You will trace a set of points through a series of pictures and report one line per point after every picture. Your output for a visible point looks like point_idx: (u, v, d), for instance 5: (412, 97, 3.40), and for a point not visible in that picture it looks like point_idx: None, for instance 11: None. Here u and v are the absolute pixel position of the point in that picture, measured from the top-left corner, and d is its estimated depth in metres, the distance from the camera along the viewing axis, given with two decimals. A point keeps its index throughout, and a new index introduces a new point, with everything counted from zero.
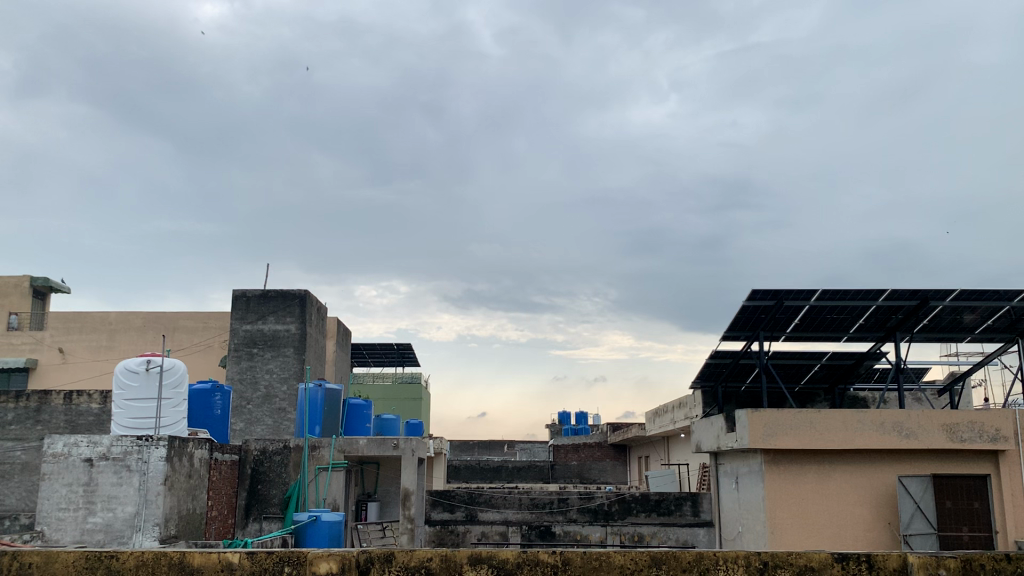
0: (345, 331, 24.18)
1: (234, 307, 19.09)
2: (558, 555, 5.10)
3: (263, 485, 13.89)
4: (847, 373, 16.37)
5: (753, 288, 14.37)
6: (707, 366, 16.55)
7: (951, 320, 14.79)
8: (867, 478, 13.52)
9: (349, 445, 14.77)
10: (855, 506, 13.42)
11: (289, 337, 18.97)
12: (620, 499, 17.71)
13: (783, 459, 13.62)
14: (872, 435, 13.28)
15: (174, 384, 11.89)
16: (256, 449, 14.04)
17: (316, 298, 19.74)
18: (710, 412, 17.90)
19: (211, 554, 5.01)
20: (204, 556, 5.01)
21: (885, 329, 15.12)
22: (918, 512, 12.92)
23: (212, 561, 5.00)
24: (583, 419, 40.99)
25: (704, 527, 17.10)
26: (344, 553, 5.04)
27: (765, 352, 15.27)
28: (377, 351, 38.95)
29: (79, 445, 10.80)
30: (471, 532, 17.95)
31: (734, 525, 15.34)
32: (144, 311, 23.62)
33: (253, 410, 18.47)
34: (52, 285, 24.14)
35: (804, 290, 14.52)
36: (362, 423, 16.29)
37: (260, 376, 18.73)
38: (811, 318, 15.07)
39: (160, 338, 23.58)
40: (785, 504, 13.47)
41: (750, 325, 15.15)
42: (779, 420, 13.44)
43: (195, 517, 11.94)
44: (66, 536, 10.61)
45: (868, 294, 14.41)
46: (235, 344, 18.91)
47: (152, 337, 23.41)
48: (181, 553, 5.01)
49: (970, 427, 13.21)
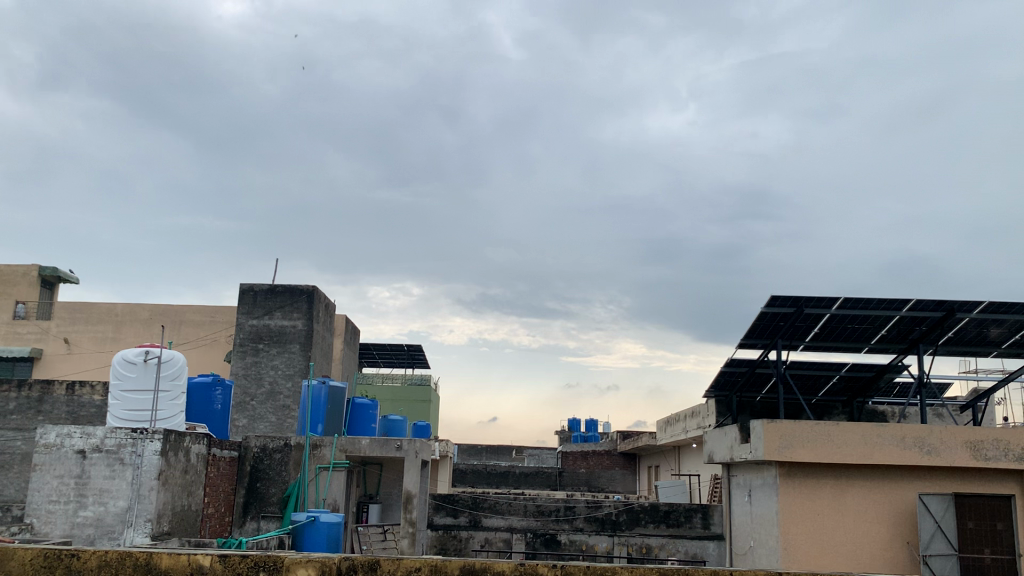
0: (353, 329, 23.86)
1: (241, 301, 18.80)
2: (559, 568, 4.70)
3: (263, 483, 13.56)
4: (866, 386, 15.91)
5: (773, 294, 13.95)
6: (722, 374, 16.13)
7: (976, 333, 14.30)
8: (886, 495, 13.04)
9: (352, 444, 14.29)
10: (873, 523, 12.94)
11: (295, 333, 18.63)
12: (628, 509, 17.33)
13: (799, 472, 13.16)
14: (893, 450, 12.81)
15: (173, 376, 11.61)
16: (256, 446, 13.70)
17: (325, 294, 19.41)
18: (724, 421, 17.42)
19: (180, 556, 4.67)
20: (172, 557, 4.68)
21: (908, 341, 14.65)
22: (938, 532, 12.43)
23: (181, 563, 4.66)
24: (593, 426, 40.62)
25: (715, 541, 16.57)
26: (323, 560, 4.71)
27: (783, 360, 14.82)
28: (388, 352, 38.61)
29: (72, 436, 10.51)
30: (474, 538, 17.58)
31: (746, 540, 14.82)
32: (152, 303, 23.39)
33: (256, 406, 18.15)
34: (61, 274, 23.92)
35: (825, 298, 14.05)
36: (367, 423, 15.92)
37: (265, 372, 18.40)
38: (831, 327, 14.63)
39: (160, 329, 23.30)
40: (800, 520, 13.00)
41: (769, 333, 14.74)
42: (795, 432, 12.99)
43: (189, 515, 11.58)
44: (55, 529, 10.27)
45: (892, 303, 13.91)
46: (240, 339, 18.60)
47: (156, 329, 23.12)
48: (147, 554, 4.68)
49: (994, 445, 12.73)
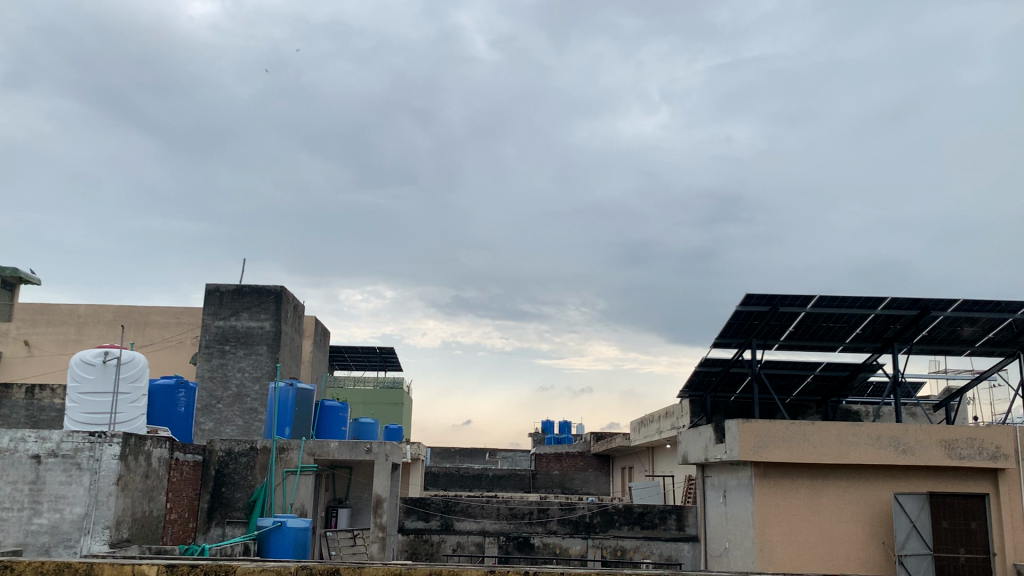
0: (322, 331, 23.50)
1: (206, 302, 18.38)
2: None
3: (228, 488, 13.21)
4: (840, 385, 15.86)
5: (747, 293, 13.81)
6: (696, 375, 16.01)
7: (949, 331, 14.29)
8: (861, 494, 12.95)
9: (320, 448, 13.98)
10: (848, 524, 12.84)
11: (263, 334, 18.26)
12: (602, 511, 17.16)
13: (774, 472, 13.03)
14: (868, 450, 12.72)
15: (133, 378, 11.24)
16: (222, 450, 13.35)
17: (293, 295, 19.06)
18: (698, 421, 17.34)
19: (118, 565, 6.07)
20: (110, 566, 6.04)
21: (882, 339, 14.62)
22: (914, 531, 12.33)
23: None
24: (567, 428, 40.47)
25: (690, 542, 16.45)
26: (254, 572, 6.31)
27: (757, 360, 14.73)
28: (359, 354, 38.18)
29: (26, 441, 10.10)
30: (446, 542, 17.09)
31: (720, 542, 14.72)
32: (116, 305, 22.85)
33: (223, 409, 17.74)
34: (20, 275, 23.35)
35: (800, 296, 13.95)
36: (337, 426, 15.60)
37: (232, 374, 18.00)
38: (806, 325, 14.54)
39: (118, 327, 22.85)
40: (775, 521, 12.87)
41: (743, 332, 14.64)
42: (771, 432, 12.86)
43: (151, 521, 11.21)
44: (8, 537, 9.86)
45: (867, 302, 13.84)
46: (206, 340, 18.18)
47: (113, 328, 22.64)
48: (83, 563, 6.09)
49: (969, 444, 12.68)
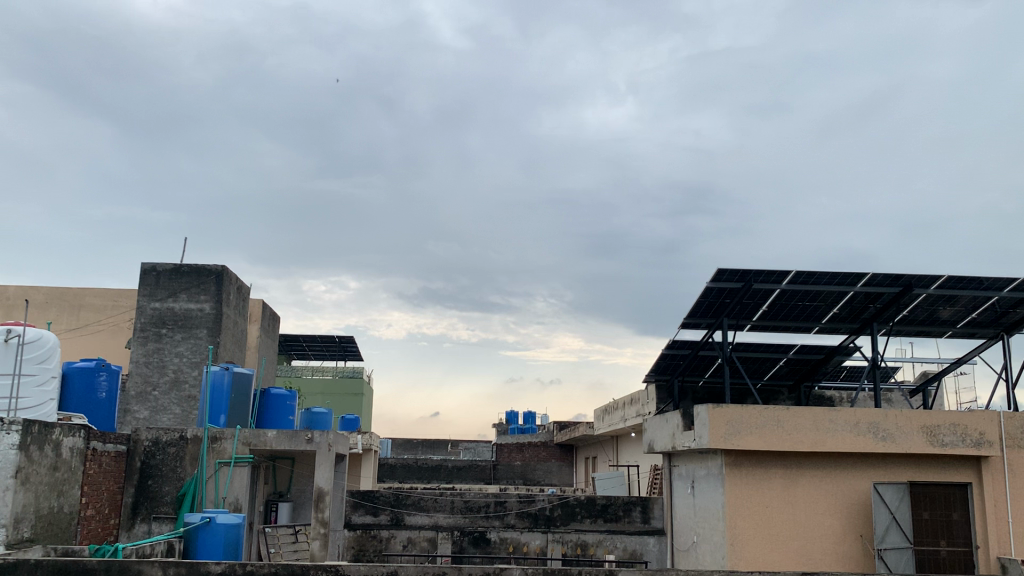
0: (270, 315, 22.34)
1: (142, 282, 17.22)
2: None
3: (155, 481, 12.10)
4: (813, 369, 15.19)
5: (719, 269, 12.89)
6: (663, 359, 15.25)
7: (929, 311, 13.62)
8: (839, 484, 12.17)
9: (256, 437, 12.81)
10: (825, 516, 12.05)
11: (202, 317, 17.11)
12: (563, 503, 16.26)
13: (747, 461, 12.23)
14: (846, 437, 11.94)
15: (40, 358, 10.17)
16: (148, 440, 12.21)
17: (236, 276, 17.96)
18: (664, 408, 16.56)
19: None
20: None
21: (860, 320, 13.96)
22: (893, 524, 11.50)
23: None
24: (532, 418, 39.64)
25: (655, 535, 15.62)
26: None
27: (728, 341, 13.94)
28: (318, 344, 36.88)
29: None
30: (396, 539, 16.16)
31: (688, 535, 13.88)
32: (46, 286, 21.40)
33: (158, 397, 16.46)
34: None
35: (775, 273, 13.09)
36: (284, 415, 14.51)
37: (169, 359, 16.78)
38: (780, 304, 13.76)
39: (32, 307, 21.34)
40: (746, 513, 12.06)
41: (714, 312, 13.84)
42: (743, 418, 12.03)
43: (61, 518, 10.10)
44: None
45: (845, 279, 13.03)
46: (140, 324, 16.96)
47: (32, 311, 21.20)
48: None
49: (952, 430, 11.97)
